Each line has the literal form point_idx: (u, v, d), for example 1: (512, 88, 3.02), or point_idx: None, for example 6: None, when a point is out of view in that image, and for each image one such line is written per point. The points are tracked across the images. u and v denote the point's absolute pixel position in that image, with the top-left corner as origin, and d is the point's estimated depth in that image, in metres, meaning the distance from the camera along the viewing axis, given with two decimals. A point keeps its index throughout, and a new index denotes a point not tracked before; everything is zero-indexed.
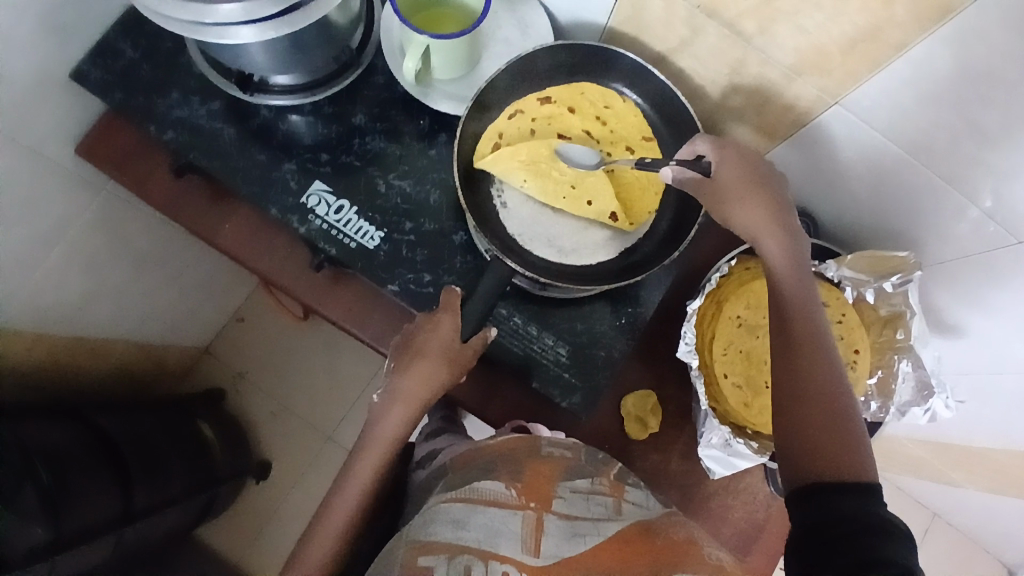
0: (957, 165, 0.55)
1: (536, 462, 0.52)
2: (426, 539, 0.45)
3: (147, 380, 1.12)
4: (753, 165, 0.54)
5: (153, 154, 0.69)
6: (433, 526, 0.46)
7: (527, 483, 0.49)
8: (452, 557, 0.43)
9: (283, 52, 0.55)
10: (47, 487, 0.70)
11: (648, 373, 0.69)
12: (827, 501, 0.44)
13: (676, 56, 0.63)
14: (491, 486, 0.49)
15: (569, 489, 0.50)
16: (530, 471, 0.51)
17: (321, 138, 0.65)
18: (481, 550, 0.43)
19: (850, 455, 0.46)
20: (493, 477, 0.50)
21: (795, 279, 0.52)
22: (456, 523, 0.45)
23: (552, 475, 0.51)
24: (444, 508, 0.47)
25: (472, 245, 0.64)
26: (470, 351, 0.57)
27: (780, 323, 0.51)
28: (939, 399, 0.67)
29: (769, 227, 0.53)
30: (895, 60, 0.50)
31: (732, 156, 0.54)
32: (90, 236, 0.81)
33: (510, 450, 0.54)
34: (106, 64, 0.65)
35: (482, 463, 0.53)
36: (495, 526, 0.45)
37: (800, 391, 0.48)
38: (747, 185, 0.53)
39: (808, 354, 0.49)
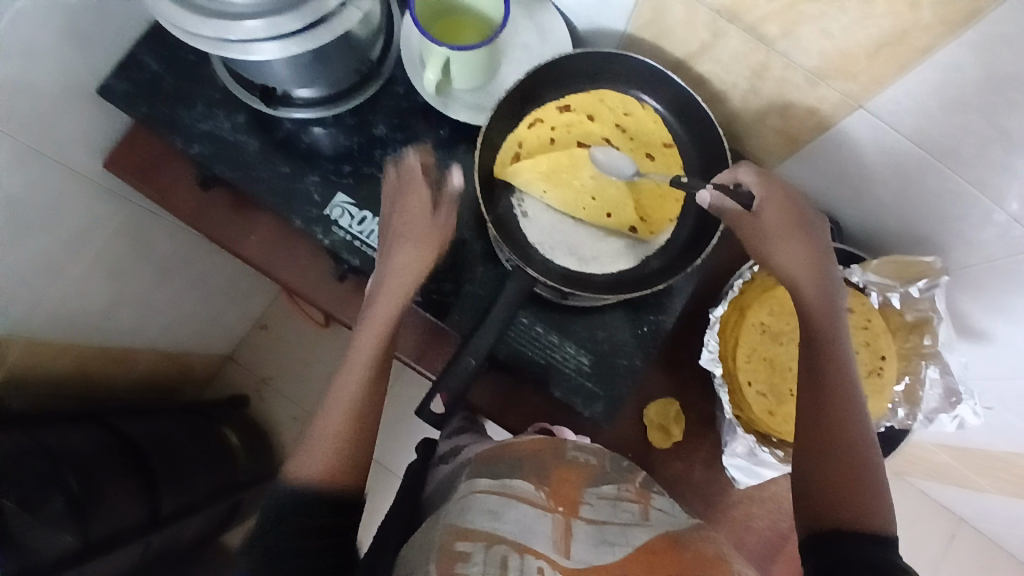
0: (984, 171, 0.54)
1: (563, 467, 0.53)
2: (464, 525, 0.45)
3: (170, 387, 1.14)
4: (795, 208, 0.54)
5: (178, 166, 0.70)
6: (469, 514, 0.45)
7: (555, 486, 0.50)
8: (491, 546, 0.43)
9: (306, 66, 0.56)
10: (76, 494, 0.72)
11: (670, 381, 0.69)
12: (844, 548, 0.44)
13: (696, 61, 0.62)
14: (522, 485, 0.49)
15: (596, 494, 0.50)
16: (558, 475, 0.51)
17: (343, 149, 0.66)
18: (516, 543, 0.43)
19: (869, 506, 0.46)
20: (523, 477, 0.51)
21: (833, 322, 0.51)
22: (492, 514, 0.45)
23: (578, 481, 0.52)
24: (479, 497, 0.47)
25: (492, 254, 0.64)
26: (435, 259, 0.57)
27: (812, 363, 0.51)
28: (967, 406, 0.66)
29: (809, 271, 0.52)
30: (922, 65, 0.49)
31: (776, 196, 0.54)
32: (116, 246, 0.83)
33: (535, 452, 0.55)
34: (131, 77, 0.66)
35: (508, 459, 0.53)
36: (529, 523, 0.45)
37: (824, 436, 0.49)
38: (785, 225, 0.53)
39: (838, 401, 0.49)
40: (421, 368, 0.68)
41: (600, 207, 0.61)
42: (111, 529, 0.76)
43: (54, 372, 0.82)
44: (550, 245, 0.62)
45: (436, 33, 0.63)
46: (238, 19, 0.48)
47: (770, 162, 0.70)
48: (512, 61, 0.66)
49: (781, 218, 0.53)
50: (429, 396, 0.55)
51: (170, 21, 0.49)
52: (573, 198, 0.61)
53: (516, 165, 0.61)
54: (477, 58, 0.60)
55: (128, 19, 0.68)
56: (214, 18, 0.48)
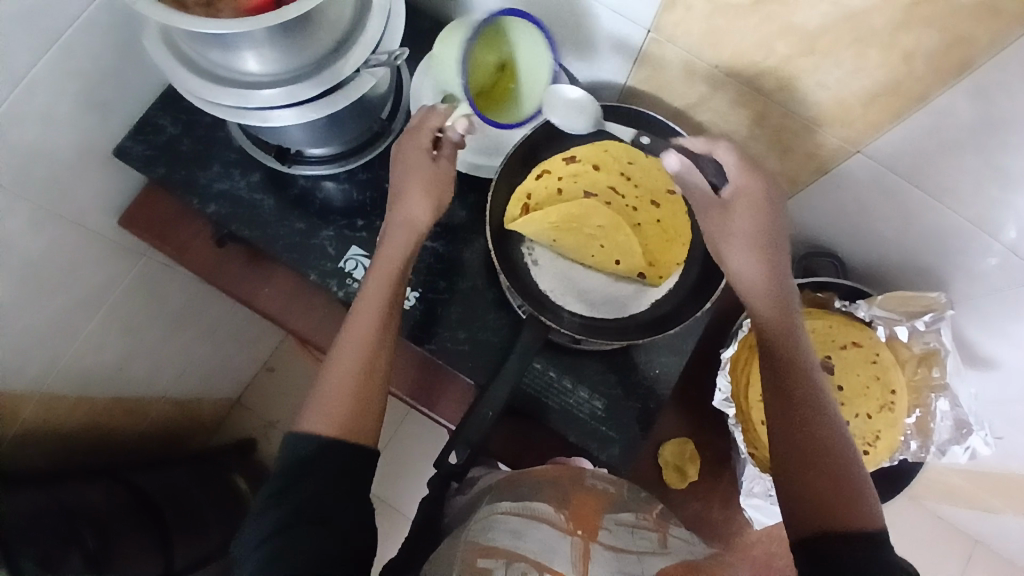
0: (983, 208, 0.55)
1: (582, 492, 0.53)
2: (487, 542, 0.45)
3: (181, 434, 1.14)
4: (764, 207, 0.53)
5: (195, 224, 0.71)
6: (491, 533, 0.46)
7: (574, 512, 0.50)
8: (510, 562, 0.43)
9: (319, 128, 0.58)
10: (93, 551, 0.71)
11: (684, 421, 0.69)
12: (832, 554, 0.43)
13: (695, 110, 0.65)
14: (542, 507, 0.50)
15: (614, 521, 0.50)
16: (577, 500, 0.52)
17: (355, 204, 0.67)
18: (536, 561, 0.43)
19: (850, 510, 0.45)
20: (543, 499, 0.51)
21: (791, 327, 0.52)
22: (515, 533, 0.45)
23: (597, 507, 0.51)
24: (501, 518, 0.48)
25: (504, 301, 0.65)
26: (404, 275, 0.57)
27: (775, 371, 0.51)
28: (978, 436, 0.66)
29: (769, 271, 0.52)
30: (918, 112, 0.51)
31: (744, 196, 0.53)
32: (130, 300, 0.84)
33: (555, 478, 0.56)
34: (148, 140, 0.69)
35: (528, 484, 0.54)
36: (550, 542, 0.45)
37: (799, 441, 0.48)
38: (750, 230, 0.53)
39: (805, 405, 0.49)
40: (436, 415, 0.68)
41: (608, 252, 0.63)
42: None
43: (70, 426, 0.82)
44: (563, 291, 0.64)
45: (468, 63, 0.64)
46: (257, 89, 0.50)
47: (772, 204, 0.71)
48: None
49: (750, 224, 0.53)
50: (445, 450, 0.55)
51: (190, 89, 0.50)
52: (581, 246, 0.63)
53: (524, 217, 0.62)
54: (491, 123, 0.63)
55: (144, 84, 0.70)
56: (234, 88, 0.50)
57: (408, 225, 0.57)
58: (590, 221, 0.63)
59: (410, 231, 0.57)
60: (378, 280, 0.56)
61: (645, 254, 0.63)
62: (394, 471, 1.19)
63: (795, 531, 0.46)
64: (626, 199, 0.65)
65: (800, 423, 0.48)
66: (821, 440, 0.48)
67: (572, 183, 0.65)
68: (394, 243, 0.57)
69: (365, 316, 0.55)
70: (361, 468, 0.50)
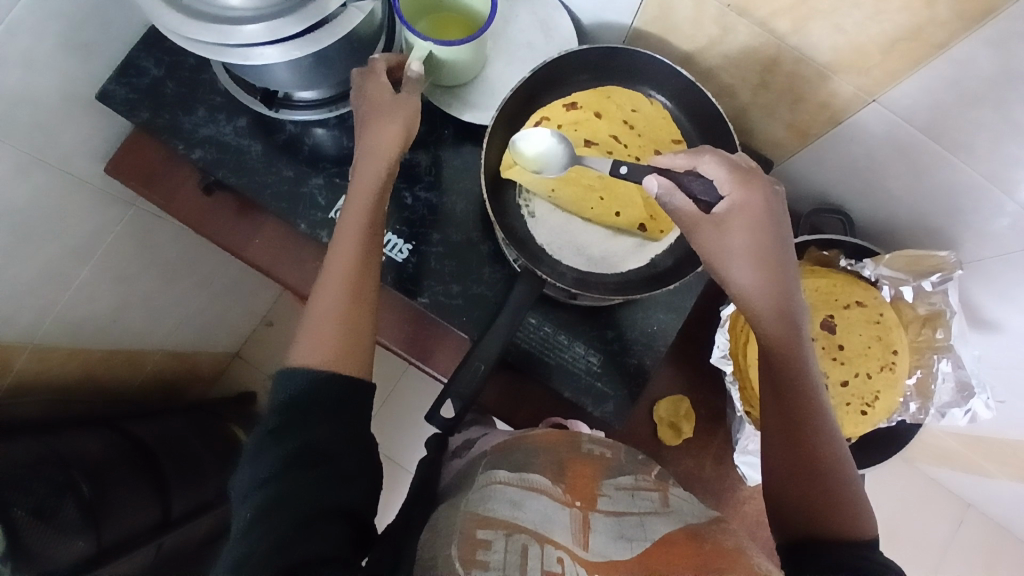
0: (1001, 165, 0.53)
1: (577, 461, 0.53)
2: (485, 513, 0.45)
3: (178, 385, 1.14)
4: (762, 217, 0.50)
5: (182, 171, 0.69)
6: (491, 503, 0.46)
7: (572, 482, 0.50)
8: (510, 534, 0.43)
9: (307, 67, 0.55)
10: (89, 500, 0.71)
11: (680, 377, 0.68)
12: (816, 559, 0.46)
13: (704, 55, 0.61)
14: (539, 478, 0.50)
15: (613, 485, 0.51)
16: (573, 470, 0.52)
17: (346, 152, 0.65)
18: (536, 532, 0.44)
19: (842, 519, 0.47)
20: (538, 470, 0.51)
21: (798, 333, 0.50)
22: (513, 503, 0.46)
23: (594, 475, 0.52)
24: (499, 488, 0.48)
25: (499, 255, 0.63)
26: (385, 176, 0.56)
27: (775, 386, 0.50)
28: (979, 399, 0.65)
29: (769, 280, 0.50)
30: (936, 60, 0.48)
31: (744, 207, 0.50)
32: (119, 250, 0.82)
33: (552, 444, 0.55)
34: (130, 83, 0.65)
35: (523, 450, 0.54)
36: (549, 514, 0.46)
37: (797, 456, 0.49)
38: (747, 243, 0.50)
39: (809, 423, 0.49)
40: (429, 368, 0.67)
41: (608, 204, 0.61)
42: (123, 533, 0.76)
43: (64, 376, 0.82)
44: (561, 244, 0.62)
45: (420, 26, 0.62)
46: (237, 23, 0.46)
47: (781, 156, 0.68)
48: (516, 59, 0.65)
49: (745, 238, 0.50)
50: (439, 400, 0.54)
51: (165, 24, 0.47)
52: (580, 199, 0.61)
53: (521, 165, 0.60)
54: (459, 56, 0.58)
55: (125, 23, 0.67)
56: (213, 22, 0.46)
57: (375, 150, 0.55)
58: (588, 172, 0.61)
59: (375, 158, 0.55)
60: (350, 226, 0.54)
61: (645, 206, 0.61)
62: (389, 427, 1.19)
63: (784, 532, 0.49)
64: (626, 149, 0.62)
65: (801, 441, 0.49)
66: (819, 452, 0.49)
67: (573, 131, 0.62)
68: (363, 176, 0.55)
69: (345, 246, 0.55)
70: (357, 402, 0.50)
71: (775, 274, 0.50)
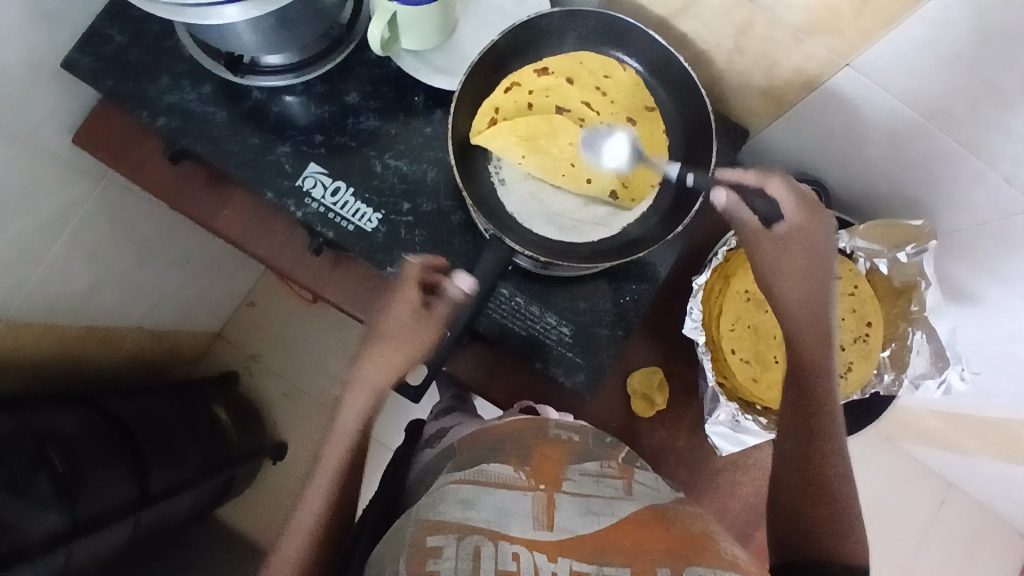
0: (975, 130, 0.52)
1: (544, 445, 0.54)
2: (436, 518, 0.46)
3: (158, 365, 1.13)
4: (813, 247, 0.55)
5: (147, 141, 0.67)
6: (442, 506, 0.47)
7: (535, 466, 0.51)
8: (462, 537, 0.44)
9: (271, 29, 0.54)
10: (62, 476, 0.71)
11: (654, 349, 0.68)
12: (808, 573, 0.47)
13: (678, 19, 0.60)
14: (500, 469, 0.50)
15: (579, 471, 0.51)
16: (538, 454, 0.52)
17: (315, 119, 0.64)
18: (491, 531, 0.45)
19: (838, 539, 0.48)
20: (501, 460, 0.51)
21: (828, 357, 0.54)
22: (466, 503, 0.47)
23: (560, 458, 0.52)
24: (452, 488, 0.48)
25: (471, 224, 0.63)
26: (429, 317, 0.57)
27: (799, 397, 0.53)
28: (954, 370, 0.63)
29: (812, 303, 0.54)
30: (908, 18, 0.47)
31: (799, 231, 0.55)
32: (90, 226, 0.80)
33: (517, 431, 0.56)
34: (93, 50, 0.64)
35: (488, 443, 0.54)
36: (507, 506, 0.46)
37: (809, 470, 0.51)
38: (796, 262, 0.55)
39: (826, 443, 0.51)
40: None
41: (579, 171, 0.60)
42: (100, 507, 0.75)
43: (38, 354, 0.81)
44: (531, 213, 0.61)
45: None
46: None
47: (757, 126, 0.68)
48: (485, 22, 0.64)
49: (798, 255, 0.55)
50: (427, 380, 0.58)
51: None
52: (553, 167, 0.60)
53: (490, 131, 0.59)
54: (427, 16, 0.57)
55: None
56: None
57: (386, 364, 0.58)
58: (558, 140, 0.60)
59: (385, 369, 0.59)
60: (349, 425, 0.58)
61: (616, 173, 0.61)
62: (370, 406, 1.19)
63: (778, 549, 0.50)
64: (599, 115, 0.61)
65: (815, 455, 0.51)
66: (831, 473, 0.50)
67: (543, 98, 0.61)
68: (366, 376, 0.59)
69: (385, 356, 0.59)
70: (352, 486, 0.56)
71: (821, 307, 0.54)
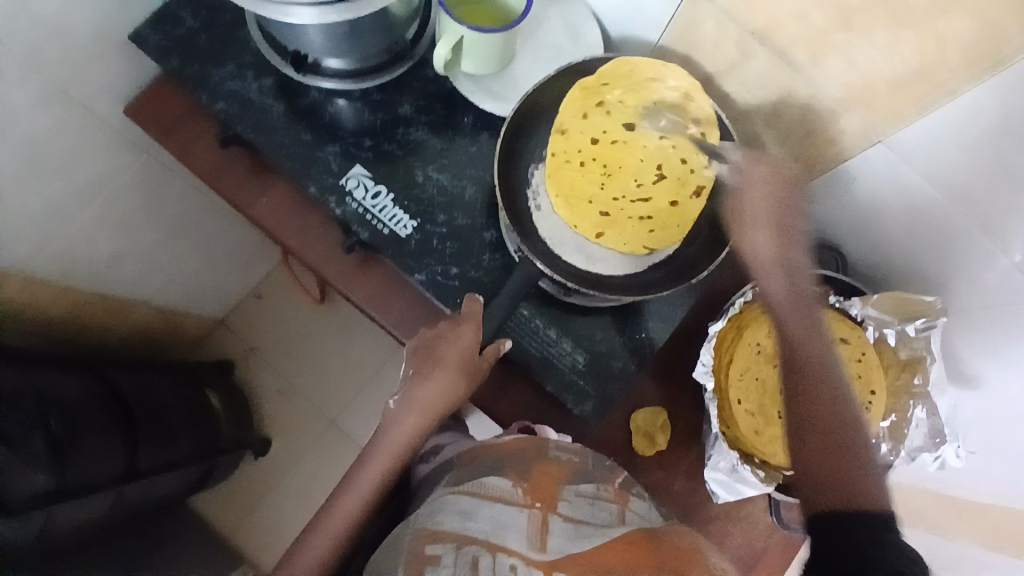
0: (992, 216, 0.53)
1: (543, 463, 0.54)
2: (435, 527, 0.47)
3: (161, 343, 1.13)
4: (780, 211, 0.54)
5: (200, 122, 0.69)
6: (441, 515, 0.48)
7: (533, 483, 0.51)
8: (461, 546, 0.45)
9: (340, 36, 0.57)
10: (57, 437, 0.70)
11: (661, 390, 0.69)
12: (843, 532, 0.49)
13: (722, 79, 0.64)
14: (499, 482, 0.51)
15: (574, 492, 0.51)
16: (535, 471, 0.53)
17: (366, 124, 0.66)
18: (488, 542, 0.45)
19: (868, 494, 0.50)
20: (501, 474, 0.52)
21: (812, 314, 0.52)
22: (465, 514, 0.47)
23: (558, 477, 0.53)
24: (451, 498, 0.49)
25: (501, 244, 0.65)
26: (484, 364, 0.59)
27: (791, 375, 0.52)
28: (950, 447, 0.62)
29: (773, 267, 0.53)
30: (942, 104, 0.50)
31: (765, 197, 0.55)
32: (125, 196, 0.82)
33: (518, 449, 0.56)
34: (165, 30, 0.67)
35: (489, 460, 0.54)
36: (503, 519, 0.47)
37: (825, 439, 0.51)
38: (766, 215, 0.54)
39: (820, 405, 0.51)
40: None
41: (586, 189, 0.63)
42: (88, 475, 0.73)
43: (49, 314, 0.81)
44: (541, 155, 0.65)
45: (461, 14, 0.64)
46: None
47: None
48: (543, 58, 0.68)
49: (761, 230, 0.53)
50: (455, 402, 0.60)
51: None
52: (583, 163, 0.64)
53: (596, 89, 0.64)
54: (492, 45, 0.61)
55: None
56: None
57: (423, 408, 0.60)
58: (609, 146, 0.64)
59: (420, 416, 0.60)
60: (383, 448, 0.59)
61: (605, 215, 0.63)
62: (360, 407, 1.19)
63: (807, 507, 0.52)
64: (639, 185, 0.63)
65: (818, 421, 0.51)
66: (848, 436, 0.50)
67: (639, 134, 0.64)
68: (403, 426, 0.60)
69: (432, 383, 0.60)
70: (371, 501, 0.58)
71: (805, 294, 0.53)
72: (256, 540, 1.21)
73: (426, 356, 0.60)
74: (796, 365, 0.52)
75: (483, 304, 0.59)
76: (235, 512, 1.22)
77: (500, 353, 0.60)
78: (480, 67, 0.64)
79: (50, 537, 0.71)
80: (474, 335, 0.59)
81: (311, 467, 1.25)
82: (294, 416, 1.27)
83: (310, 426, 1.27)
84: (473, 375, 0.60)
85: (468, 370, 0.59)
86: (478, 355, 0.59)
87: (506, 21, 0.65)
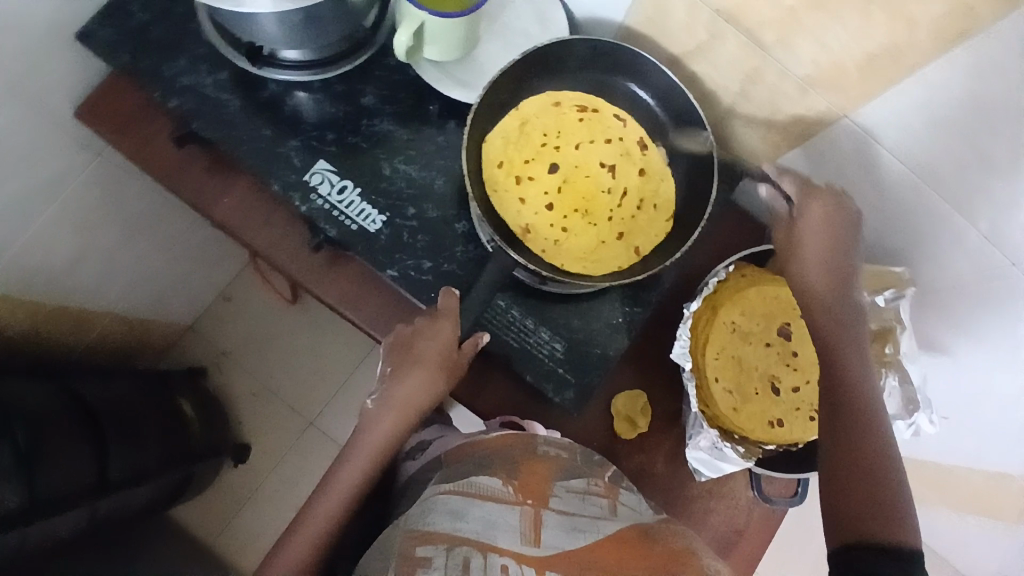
0: (960, 191, 0.54)
1: (532, 461, 0.54)
2: (426, 528, 0.46)
3: (128, 352, 1.09)
4: (835, 229, 0.56)
5: (155, 119, 0.66)
6: (431, 516, 0.47)
7: (523, 481, 0.51)
8: (451, 548, 0.44)
9: (298, 26, 0.55)
10: (25, 453, 0.67)
11: (640, 374, 0.70)
12: (865, 562, 0.46)
13: (690, 60, 0.64)
14: (490, 482, 0.51)
15: (565, 488, 0.52)
16: (526, 469, 0.53)
17: (328, 117, 0.64)
18: (479, 542, 0.44)
19: (888, 523, 0.47)
20: (490, 473, 0.52)
21: (849, 336, 0.53)
22: (456, 514, 0.47)
23: (548, 474, 0.53)
24: (442, 498, 0.49)
25: (474, 235, 0.64)
26: (463, 357, 0.59)
27: (830, 389, 0.52)
28: (924, 414, 0.63)
29: (816, 263, 0.56)
30: (907, 80, 0.51)
31: (817, 213, 0.57)
32: (80, 200, 0.78)
33: (506, 446, 0.55)
34: (113, 25, 0.63)
35: (476, 458, 0.54)
36: (494, 519, 0.47)
37: (854, 454, 0.50)
38: (817, 245, 0.56)
39: (859, 424, 0.50)
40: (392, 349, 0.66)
41: (605, 186, 0.65)
42: (59, 490, 0.70)
43: (9, 328, 0.77)
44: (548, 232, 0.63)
45: None
46: None
47: None
48: (508, 44, 0.67)
49: (817, 238, 0.56)
50: (436, 399, 0.60)
51: None
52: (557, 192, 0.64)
53: (500, 143, 0.64)
54: (455, 30, 0.59)
55: None
56: None
57: (402, 406, 0.59)
58: (562, 184, 0.64)
59: (400, 413, 0.59)
60: (364, 450, 0.59)
61: (581, 108, 0.66)
62: None
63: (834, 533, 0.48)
64: (545, 138, 0.65)
65: (857, 439, 0.50)
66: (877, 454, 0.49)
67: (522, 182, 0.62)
68: (383, 424, 0.59)
69: (412, 380, 0.59)
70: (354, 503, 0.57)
71: (847, 311, 0.55)
72: (241, 547, 1.19)
73: (405, 352, 0.59)
74: (834, 373, 0.52)
75: (458, 296, 0.59)
76: (216, 519, 1.20)
77: (477, 347, 0.59)
78: (444, 56, 0.63)
79: (25, 555, 0.68)
80: (453, 329, 0.58)
81: (292, 469, 1.23)
82: (270, 419, 1.25)
83: (288, 427, 1.25)
84: (452, 369, 0.59)
85: (448, 366, 0.59)
86: (455, 348, 0.58)
87: (468, 6, 0.63)
